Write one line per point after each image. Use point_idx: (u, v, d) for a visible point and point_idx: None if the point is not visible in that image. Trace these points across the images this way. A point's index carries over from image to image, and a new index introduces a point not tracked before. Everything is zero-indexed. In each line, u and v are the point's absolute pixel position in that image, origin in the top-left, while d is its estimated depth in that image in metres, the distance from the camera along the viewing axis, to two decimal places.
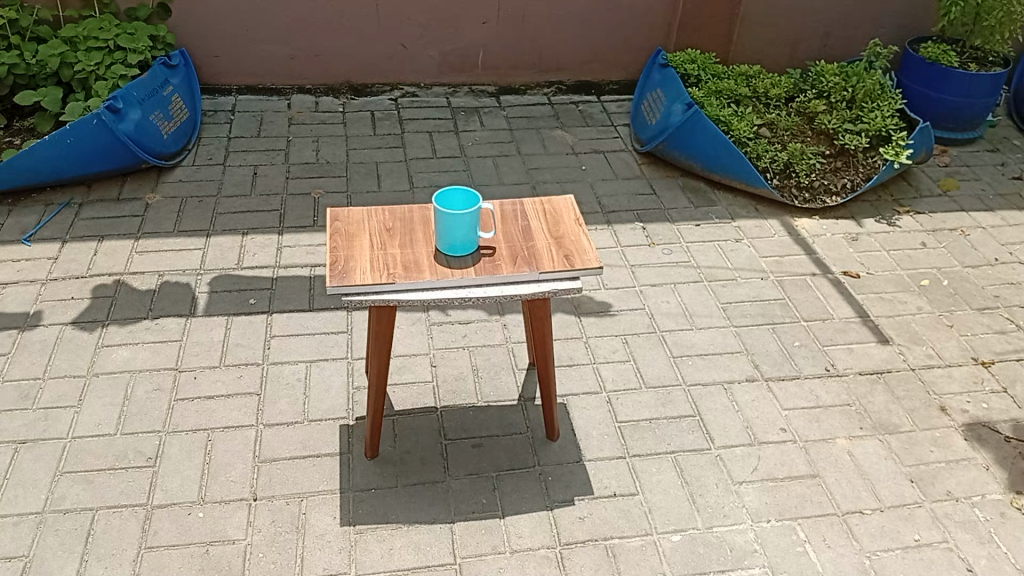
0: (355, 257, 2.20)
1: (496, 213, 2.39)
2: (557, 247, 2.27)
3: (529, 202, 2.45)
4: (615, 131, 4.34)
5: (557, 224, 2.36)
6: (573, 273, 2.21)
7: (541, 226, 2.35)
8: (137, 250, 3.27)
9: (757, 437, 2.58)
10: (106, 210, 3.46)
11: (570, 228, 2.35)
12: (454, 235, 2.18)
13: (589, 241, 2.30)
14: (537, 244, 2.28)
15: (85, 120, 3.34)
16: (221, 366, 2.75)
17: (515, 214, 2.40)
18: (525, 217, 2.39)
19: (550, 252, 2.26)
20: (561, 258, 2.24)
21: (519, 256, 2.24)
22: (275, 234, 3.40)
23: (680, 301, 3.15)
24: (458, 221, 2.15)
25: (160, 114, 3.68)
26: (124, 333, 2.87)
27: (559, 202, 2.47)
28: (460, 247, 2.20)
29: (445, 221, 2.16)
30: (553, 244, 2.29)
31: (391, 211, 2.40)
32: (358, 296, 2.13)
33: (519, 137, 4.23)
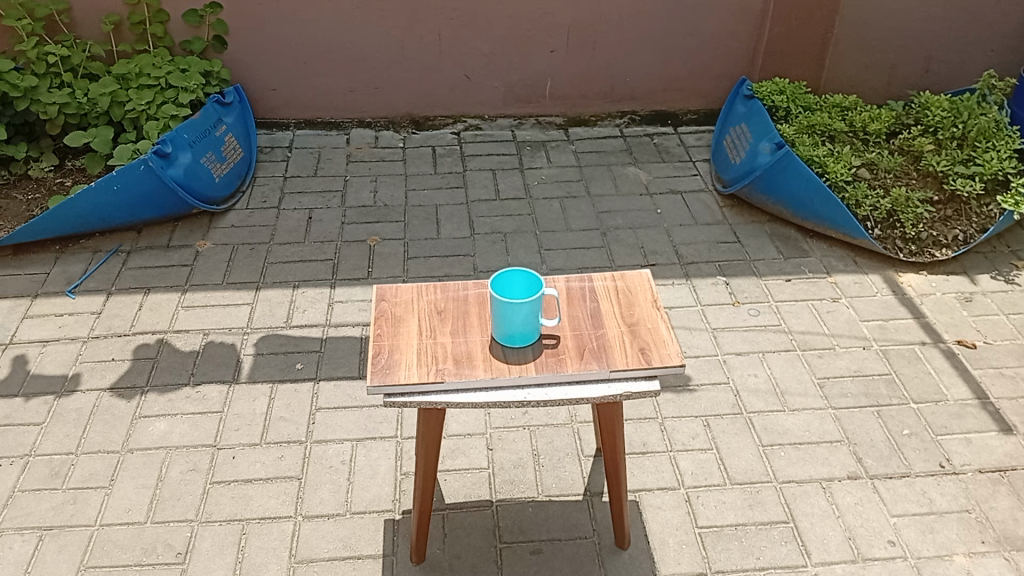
0: (400, 348, 1.94)
1: (561, 293, 2.11)
2: (631, 338, 1.97)
3: (598, 279, 2.17)
4: (694, 168, 4.00)
5: (630, 306, 2.07)
6: (650, 371, 1.90)
7: (613, 308, 2.07)
8: (183, 304, 3.10)
9: (860, 553, 2.28)
10: (154, 258, 3.31)
11: (646, 313, 2.05)
12: (512, 324, 1.90)
13: (668, 330, 1.99)
14: (606, 333, 1.99)
15: (132, 166, 3.22)
16: (262, 445, 2.54)
17: (584, 292, 2.12)
18: (594, 297, 2.11)
19: (623, 344, 1.96)
20: (636, 352, 1.93)
21: (586, 348, 1.94)
22: (327, 287, 3.20)
23: (770, 376, 2.84)
24: (515, 311, 1.87)
25: (212, 156, 3.53)
26: (163, 403, 2.69)
27: (634, 277, 2.17)
28: (518, 336, 1.92)
29: (500, 310, 1.88)
30: (625, 333, 1.99)
31: (442, 288, 2.13)
32: (402, 397, 1.86)
33: (589, 175, 3.94)
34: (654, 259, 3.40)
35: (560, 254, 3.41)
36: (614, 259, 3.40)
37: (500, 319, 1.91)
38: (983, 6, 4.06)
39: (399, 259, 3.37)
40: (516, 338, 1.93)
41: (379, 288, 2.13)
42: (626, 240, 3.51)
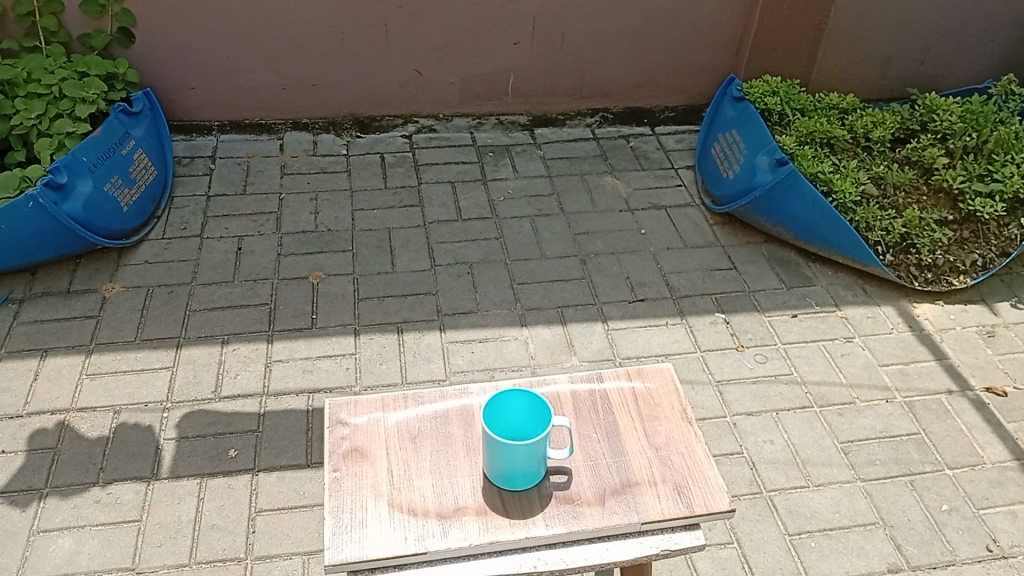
0: (365, 502, 1.49)
1: (565, 407, 1.67)
2: (663, 472, 1.55)
3: (611, 381, 1.73)
4: (677, 176, 3.58)
5: (655, 422, 1.64)
6: (693, 521, 1.49)
7: (634, 427, 1.63)
8: (88, 372, 2.58)
9: None
10: (52, 309, 2.77)
11: (676, 435, 1.62)
12: (509, 464, 1.46)
13: (708, 460, 1.58)
14: (631, 464, 1.56)
15: (19, 204, 2.64)
16: (190, 566, 2.12)
17: (595, 403, 1.68)
18: (608, 407, 1.67)
19: (654, 480, 1.54)
20: (671, 493, 1.51)
21: (607, 489, 1.52)
22: (263, 342, 2.70)
23: (788, 444, 2.47)
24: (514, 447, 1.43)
25: (118, 180, 2.97)
26: (65, 511, 2.22)
27: (657, 377, 1.74)
28: (527, 474, 1.49)
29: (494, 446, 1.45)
30: (655, 464, 1.56)
31: (414, 400, 1.67)
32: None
33: (561, 187, 3.48)
34: (643, 293, 2.96)
35: (536, 289, 2.95)
36: (598, 293, 2.95)
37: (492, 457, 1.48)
38: None
39: (348, 300, 2.86)
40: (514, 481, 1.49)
41: (333, 403, 1.66)
42: (609, 269, 3.07)
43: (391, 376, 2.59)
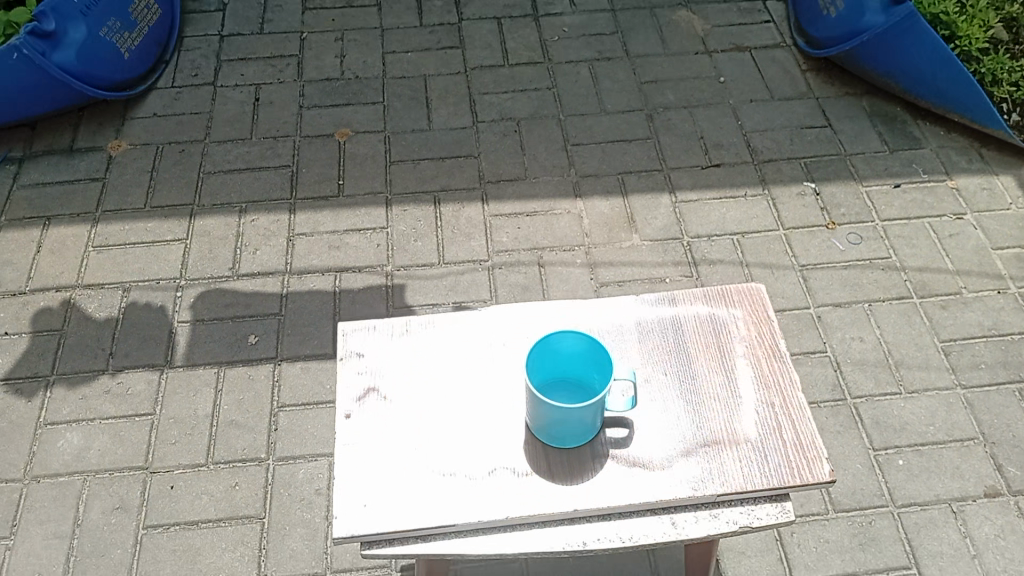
0: (382, 457, 1.24)
1: (630, 342, 1.36)
2: (750, 435, 1.27)
3: (687, 309, 1.40)
4: (764, 11, 3.02)
5: (741, 367, 1.34)
6: (779, 493, 1.23)
7: (715, 372, 1.33)
8: (95, 245, 2.33)
9: None
10: (54, 171, 2.49)
11: (768, 385, 1.32)
12: (562, 427, 1.19)
13: (806, 420, 1.28)
14: (711, 424, 1.28)
15: (1, 55, 2.33)
16: (208, 467, 1.94)
17: (668, 338, 1.37)
18: (684, 344, 1.36)
19: (739, 445, 1.25)
20: (759, 463, 1.24)
21: (681, 454, 1.24)
22: (284, 211, 2.39)
23: (880, 342, 2.08)
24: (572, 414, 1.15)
25: (117, 23, 2.59)
26: (73, 402, 2.04)
27: (745, 306, 1.41)
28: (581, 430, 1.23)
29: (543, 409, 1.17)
30: (740, 425, 1.27)
31: (444, 326, 1.39)
32: (386, 548, 1.18)
33: (626, 24, 2.98)
34: (718, 157, 2.55)
35: (592, 152, 2.56)
36: (666, 157, 2.55)
37: (539, 417, 1.20)
38: None
39: (378, 163, 2.51)
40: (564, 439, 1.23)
41: (345, 325, 1.38)
42: (679, 127, 2.63)
43: (426, 255, 2.28)
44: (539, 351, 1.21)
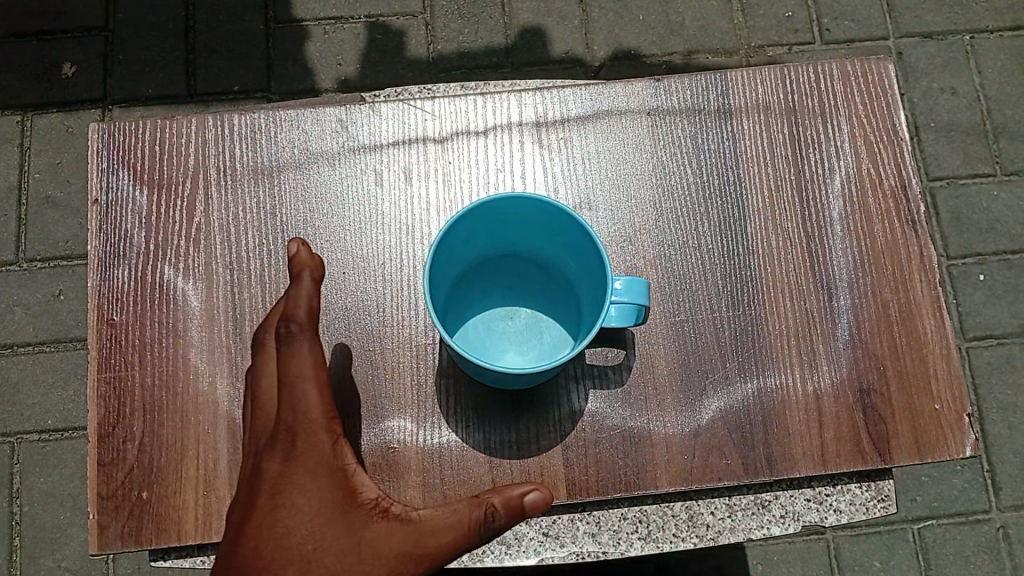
0: (174, 403, 0.69)
1: (638, 190, 0.73)
2: (842, 375, 0.69)
3: (752, 124, 0.74)
4: None
5: (839, 244, 0.71)
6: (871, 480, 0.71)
7: (791, 254, 0.71)
8: None
9: None
10: None
11: (884, 283, 0.71)
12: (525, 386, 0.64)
13: (944, 354, 0.69)
14: (774, 359, 0.69)
15: None
16: (19, 267, 1.34)
17: (710, 181, 0.73)
18: (738, 193, 0.73)
19: (819, 403, 0.68)
20: (849, 440, 0.68)
21: (716, 415, 0.68)
22: None
23: (978, 97, 1.45)
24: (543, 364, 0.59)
25: None
26: None
27: (863, 117, 0.74)
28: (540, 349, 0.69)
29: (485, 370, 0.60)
30: (824, 363, 0.69)
31: (284, 138, 0.74)
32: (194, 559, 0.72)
33: None
34: None
35: None
36: None
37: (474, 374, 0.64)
38: None
39: None
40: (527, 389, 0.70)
41: (100, 136, 0.74)
42: None
43: None
44: (444, 248, 0.61)
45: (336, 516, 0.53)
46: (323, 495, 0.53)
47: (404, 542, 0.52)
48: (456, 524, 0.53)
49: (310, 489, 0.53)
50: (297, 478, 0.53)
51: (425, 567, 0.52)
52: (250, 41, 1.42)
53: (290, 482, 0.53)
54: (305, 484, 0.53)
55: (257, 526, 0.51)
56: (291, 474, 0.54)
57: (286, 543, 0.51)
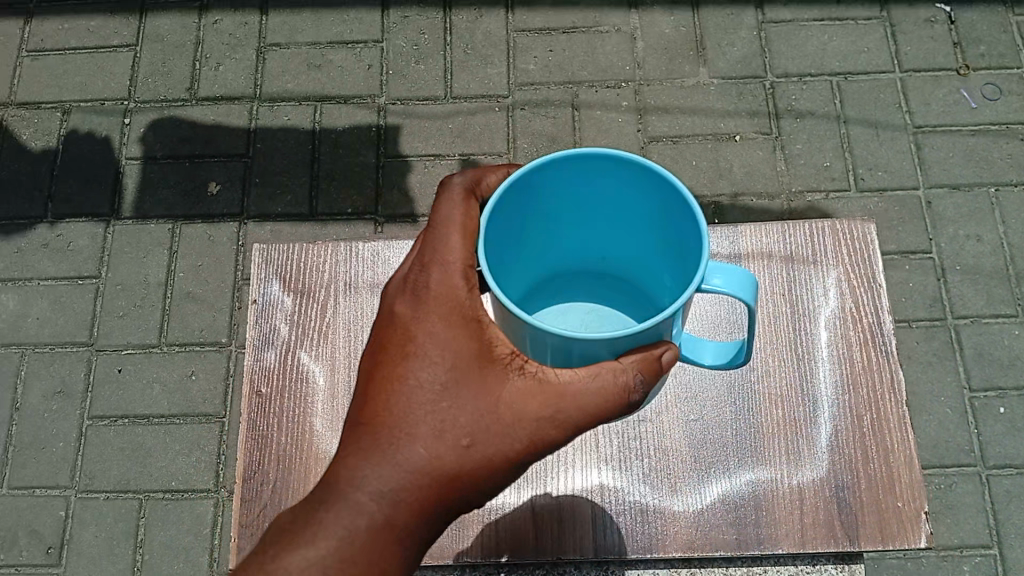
0: (300, 456, 0.90)
1: None
2: (821, 472, 0.85)
3: (755, 269, 0.93)
4: None
5: (823, 368, 0.89)
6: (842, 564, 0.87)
7: (783, 373, 0.89)
8: (26, 48, 1.90)
9: None
10: None
11: (858, 400, 0.88)
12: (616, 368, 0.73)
13: (906, 461, 0.85)
14: (766, 455, 0.86)
15: None
16: (159, 351, 1.63)
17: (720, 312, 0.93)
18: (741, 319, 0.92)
19: (800, 494, 0.85)
20: (823, 526, 0.84)
21: (718, 497, 0.85)
22: (252, 11, 1.87)
23: (1001, 244, 1.62)
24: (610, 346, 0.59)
25: None
26: (9, 257, 1.74)
27: (847, 266, 0.93)
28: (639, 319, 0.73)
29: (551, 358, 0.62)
30: (806, 462, 0.86)
31: (394, 261, 0.97)
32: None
33: None
34: None
35: None
36: None
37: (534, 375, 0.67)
38: None
39: None
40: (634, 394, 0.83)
41: (262, 255, 0.99)
42: None
43: (430, 86, 1.77)
44: (512, 214, 0.65)
45: (466, 372, 0.63)
46: (455, 347, 0.64)
47: (532, 402, 0.63)
48: (581, 392, 0.63)
49: (441, 337, 0.64)
50: (429, 328, 0.64)
51: (550, 422, 0.63)
52: (363, 172, 1.71)
53: (421, 331, 0.64)
54: (438, 329, 0.64)
55: (396, 377, 0.64)
56: (423, 317, 0.64)
57: (421, 397, 0.63)
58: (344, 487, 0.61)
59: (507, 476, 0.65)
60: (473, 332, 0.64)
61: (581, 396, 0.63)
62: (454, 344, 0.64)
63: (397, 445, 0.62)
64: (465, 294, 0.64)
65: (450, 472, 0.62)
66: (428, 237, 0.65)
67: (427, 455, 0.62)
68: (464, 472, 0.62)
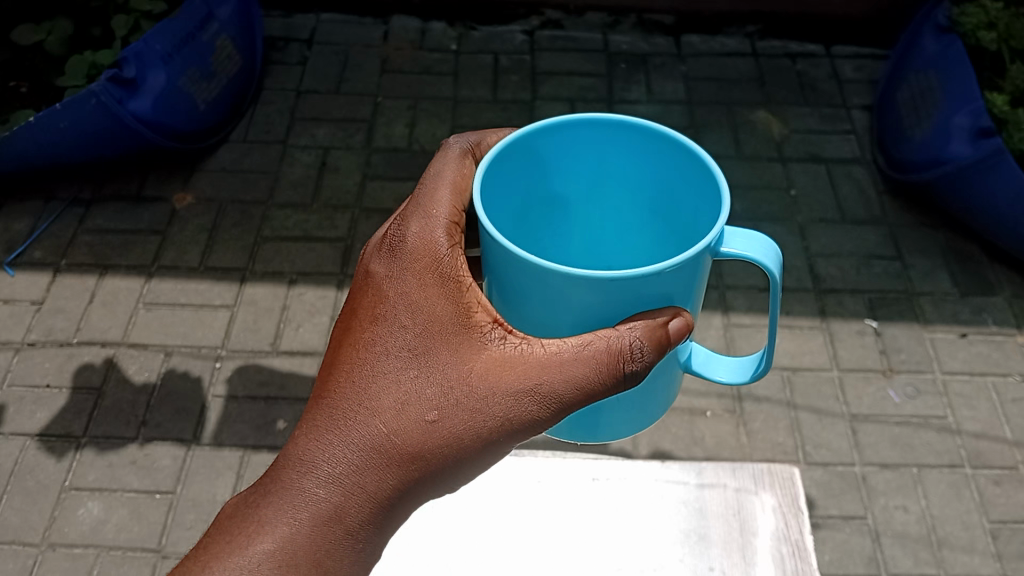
0: None
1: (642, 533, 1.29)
2: None
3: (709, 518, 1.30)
4: (848, 119, 2.98)
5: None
6: None
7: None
8: (144, 301, 2.36)
9: None
10: (121, 219, 2.59)
11: None
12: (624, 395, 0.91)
13: None
14: None
15: (79, 100, 2.41)
16: None
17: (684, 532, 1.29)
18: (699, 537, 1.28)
19: None
20: None
21: None
22: (332, 287, 2.41)
23: (925, 515, 2.01)
24: (639, 287, 0.78)
25: (195, 72, 2.67)
26: (101, 469, 2.06)
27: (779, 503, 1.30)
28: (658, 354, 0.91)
29: (566, 300, 0.81)
30: None
31: None
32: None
33: (702, 121, 2.95)
34: (778, 280, 2.50)
35: None
36: (724, 274, 2.51)
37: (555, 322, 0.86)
38: None
39: None
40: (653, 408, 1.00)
41: None
42: None
43: None
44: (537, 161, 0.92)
45: (433, 341, 0.87)
46: (426, 314, 0.88)
47: (495, 361, 0.87)
48: (539, 355, 0.86)
49: (415, 301, 0.88)
50: (404, 300, 0.89)
51: (510, 376, 0.86)
52: None
53: (397, 305, 0.89)
54: (414, 292, 0.88)
55: (365, 352, 0.89)
56: (400, 285, 0.89)
57: (387, 370, 0.87)
58: (310, 467, 0.88)
59: (469, 434, 0.87)
60: (445, 296, 0.88)
61: (567, 366, 0.85)
62: (434, 300, 0.88)
63: (362, 422, 0.87)
64: (445, 251, 0.90)
65: (412, 436, 0.86)
66: (421, 200, 0.93)
67: (387, 429, 0.86)
68: (427, 437, 0.86)
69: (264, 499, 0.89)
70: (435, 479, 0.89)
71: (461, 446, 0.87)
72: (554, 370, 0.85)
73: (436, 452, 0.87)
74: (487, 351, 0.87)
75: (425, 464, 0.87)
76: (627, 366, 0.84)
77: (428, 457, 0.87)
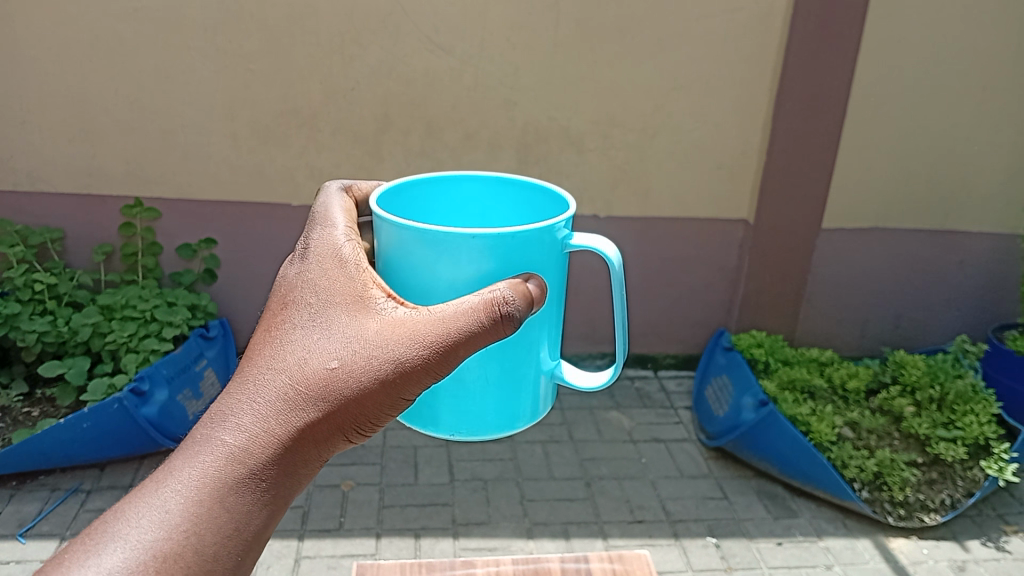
0: None
1: None
2: None
3: None
4: (676, 414, 4.05)
5: None
6: None
7: None
8: None
9: None
10: (116, 498, 3.18)
11: None
12: (501, 347, 1.39)
13: None
14: None
15: (106, 403, 3.13)
16: None
17: None
18: None
19: None
20: None
21: None
22: (295, 538, 3.04)
23: None
24: (515, 248, 1.31)
25: (188, 392, 3.51)
26: None
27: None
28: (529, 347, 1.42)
29: (456, 264, 1.30)
30: None
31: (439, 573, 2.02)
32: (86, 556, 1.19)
33: (572, 419, 3.96)
34: (641, 515, 3.29)
35: (543, 506, 3.29)
36: (600, 513, 3.28)
37: (462, 289, 1.34)
38: (944, 267, 4.48)
39: (373, 507, 3.24)
40: (535, 398, 1.47)
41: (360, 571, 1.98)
42: (611, 491, 3.42)
43: None
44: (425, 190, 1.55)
45: (331, 313, 1.34)
46: (329, 296, 1.36)
47: (378, 321, 1.32)
48: (408, 319, 1.31)
49: (319, 289, 1.37)
50: (309, 288, 1.38)
51: (390, 330, 1.31)
52: None
53: (305, 293, 1.38)
54: (318, 283, 1.38)
55: (282, 322, 1.36)
56: (311, 281, 1.39)
57: (298, 333, 1.33)
58: (239, 400, 1.30)
59: (360, 370, 1.30)
60: (344, 285, 1.36)
61: (450, 319, 1.27)
62: (336, 287, 1.36)
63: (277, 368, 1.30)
64: (344, 248, 1.42)
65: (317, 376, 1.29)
66: (323, 219, 1.51)
67: (297, 373, 1.30)
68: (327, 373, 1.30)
69: (206, 425, 1.31)
70: (334, 403, 1.30)
71: (352, 377, 1.30)
72: (424, 323, 1.29)
73: (335, 376, 1.29)
74: (376, 314, 1.33)
75: (324, 390, 1.29)
76: (504, 313, 1.26)
77: (327, 387, 1.29)
